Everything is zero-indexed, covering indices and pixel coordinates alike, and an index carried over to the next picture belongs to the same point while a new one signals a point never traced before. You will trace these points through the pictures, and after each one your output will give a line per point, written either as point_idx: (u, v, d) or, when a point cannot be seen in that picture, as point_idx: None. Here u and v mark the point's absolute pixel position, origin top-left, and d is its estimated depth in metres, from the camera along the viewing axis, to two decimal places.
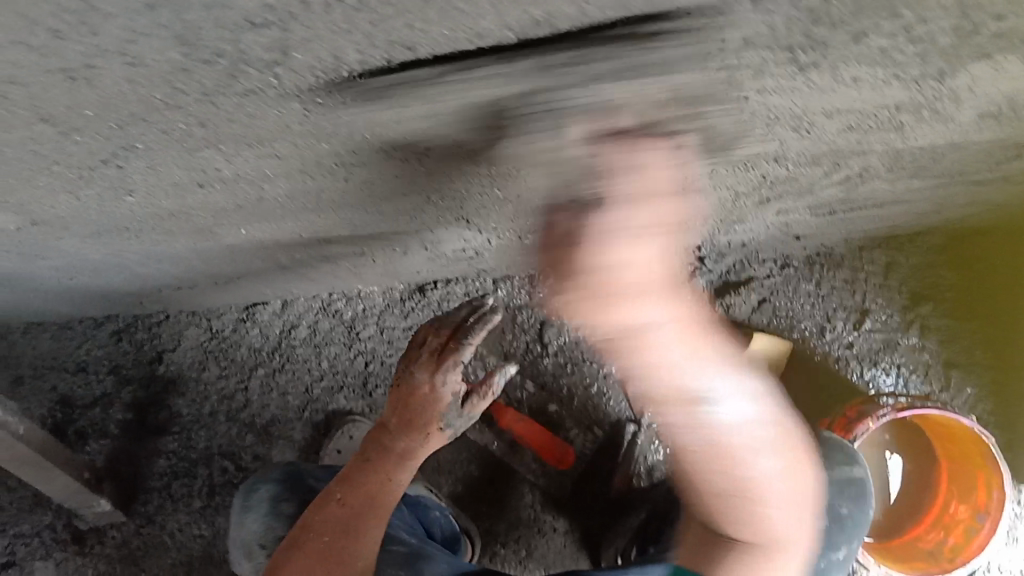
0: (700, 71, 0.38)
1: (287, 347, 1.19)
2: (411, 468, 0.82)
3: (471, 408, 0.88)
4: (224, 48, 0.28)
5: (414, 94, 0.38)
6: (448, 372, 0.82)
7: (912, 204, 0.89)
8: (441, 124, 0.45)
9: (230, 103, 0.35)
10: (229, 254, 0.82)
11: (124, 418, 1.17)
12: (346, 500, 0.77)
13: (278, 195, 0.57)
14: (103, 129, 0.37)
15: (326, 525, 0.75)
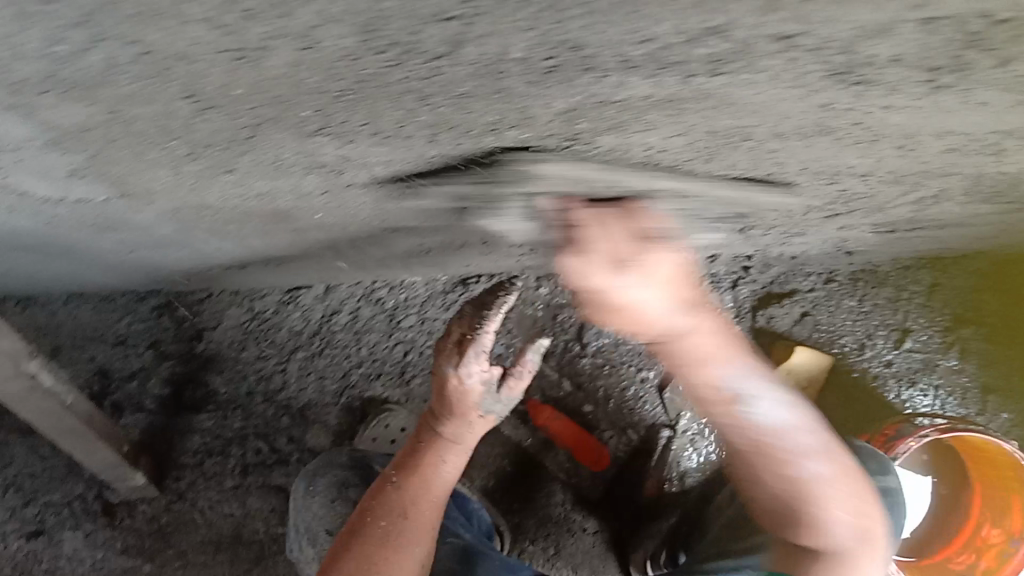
0: (835, 88, 0.38)
1: (327, 331, 1.19)
2: (461, 454, 0.83)
3: (506, 390, 0.86)
4: (403, 38, 0.28)
5: (551, 94, 0.38)
6: (474, 362, 0.79)
7: (974, 227, 0.89)
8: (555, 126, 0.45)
9: (372, 94, 0.35)
10: (292, 238, 0.83)
11: (161, 393, 1.17)
12: (401, 484, 0.77)
13: (367, 183, 0.57)
14: (241, 110, 0.37)
15: (386, 506, 0.75)
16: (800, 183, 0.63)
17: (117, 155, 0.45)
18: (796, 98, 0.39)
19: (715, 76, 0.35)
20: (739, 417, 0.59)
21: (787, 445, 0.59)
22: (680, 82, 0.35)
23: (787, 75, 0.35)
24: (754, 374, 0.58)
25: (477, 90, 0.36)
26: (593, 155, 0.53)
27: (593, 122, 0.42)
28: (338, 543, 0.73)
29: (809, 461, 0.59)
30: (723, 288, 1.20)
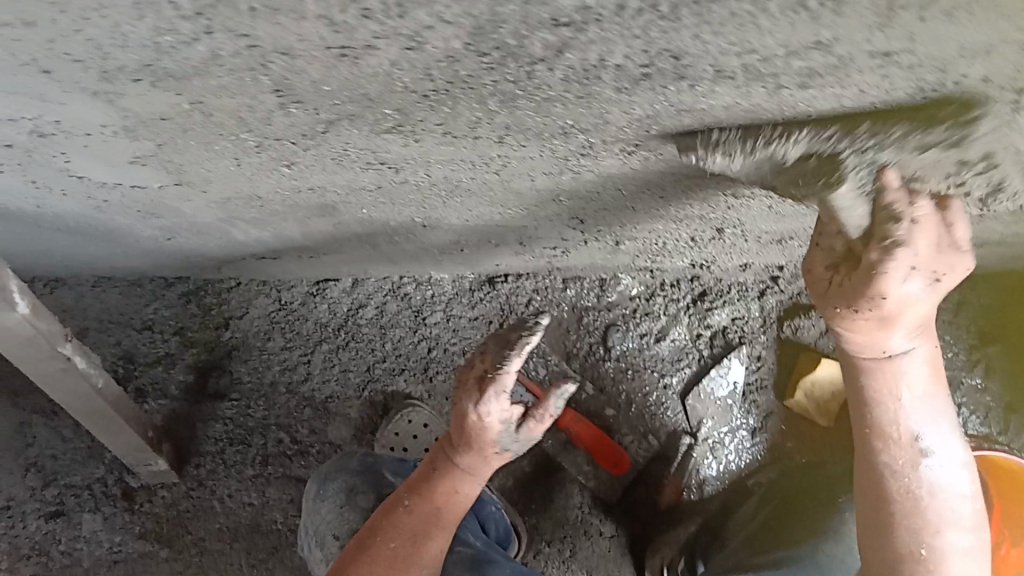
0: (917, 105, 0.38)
1: (353, 325, 1.19)
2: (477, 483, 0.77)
3: (531, 429, 0.75)
4: (513, 38, 0.29)
5: (633, 101, 0.38)
6: (493, 401, 0.70)
7: (1014, 246, 0.88)
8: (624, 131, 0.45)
9: (461, 93, 0.36)
10: (332, 230, 0.83)
11: (185, 379, 1.17)
12: (413, 510, 0.74)
13: (422, 180, 0.57)
14: (326, 103, 0.37)
15: (396, 531, 0.73)
16: None
17: (186, 143, 0.45)
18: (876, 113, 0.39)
19: (805, 89, 0.35)
20: (913, 463, 0.58)
21: (942, 510, 0.59)
22: (768, 94, 0.35)
23: (875, 92, 0.35)
24: (940, 426, 0.59)
25: (563, 94, 0.36)
26: (653, 159, 0.53)
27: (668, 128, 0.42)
28: (346, 558, 0.73)
29: (953, 533, 0.59)
30: (750, 297, 1.19)
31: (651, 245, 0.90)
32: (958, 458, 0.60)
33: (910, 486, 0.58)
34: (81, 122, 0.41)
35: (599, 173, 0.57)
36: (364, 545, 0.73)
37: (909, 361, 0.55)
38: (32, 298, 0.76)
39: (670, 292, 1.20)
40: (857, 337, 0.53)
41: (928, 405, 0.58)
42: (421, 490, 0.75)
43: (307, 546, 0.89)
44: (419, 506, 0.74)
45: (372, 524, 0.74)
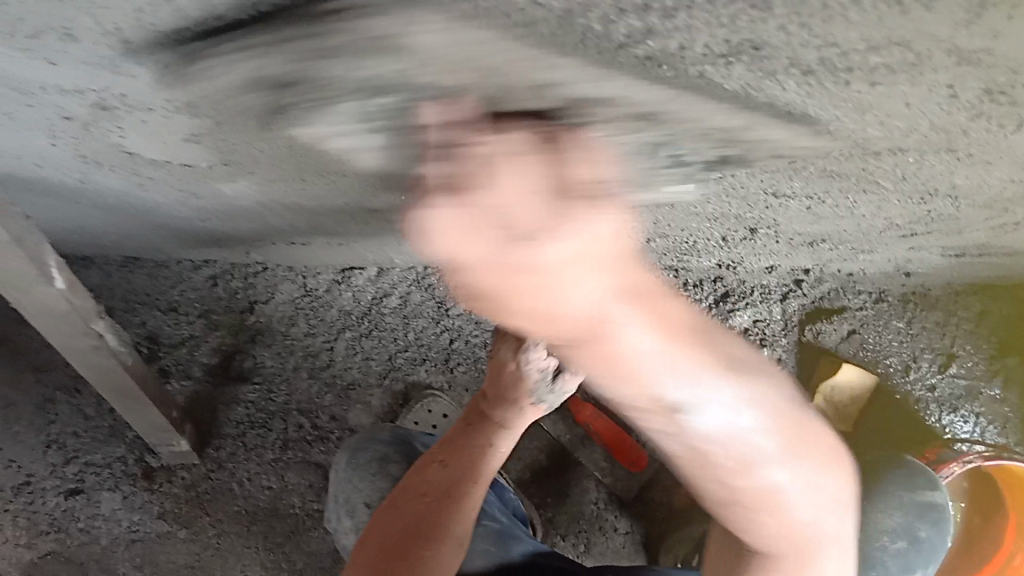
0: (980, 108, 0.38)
1: (377, 313, 1.20)
2: (513, 437, 0.77)
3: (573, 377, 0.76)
4: (602, 17, 0.29)
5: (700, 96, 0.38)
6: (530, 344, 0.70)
7: None
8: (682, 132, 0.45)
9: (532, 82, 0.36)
10: (366, 218, 0.83)
11: (208, 362, 1.18)
12: (448, 464, 0.75)
13: None
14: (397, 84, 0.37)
15: (427, 491, 0.73)
16: (889, 200, 0.63)
17: (245, 122, 0.46)
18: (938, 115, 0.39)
19: (870, 88, 0.35)
20: (733, 476, 0.44)
21: (790, 502, 0.46)
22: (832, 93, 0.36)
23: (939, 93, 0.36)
24: (761, 433, 0.42)
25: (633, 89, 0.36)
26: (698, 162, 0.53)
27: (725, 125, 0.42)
28: (378, 522, 0.73)
29: (806, 514, 0.48)
30: (772, 300, 1.18)
31: (682, 245, 0.90)
32: (797, 457, 0.44)
33: (736, 491, 0.46)
34: (147, 97, 0.41)
35: None
36: (395, 508, 0.73)
37: (690, 408, 0.40)
38: (68, 274, 0.76)
39: (694, 292, 1.17)
40: (605, 379, 0.41)
41: (755, 431, 0.42)
42: (453, 447, 0.76)
43: (334, 514, 0.89)
44: (452, 461, 0.75)
45: (404, 484, 0.75)
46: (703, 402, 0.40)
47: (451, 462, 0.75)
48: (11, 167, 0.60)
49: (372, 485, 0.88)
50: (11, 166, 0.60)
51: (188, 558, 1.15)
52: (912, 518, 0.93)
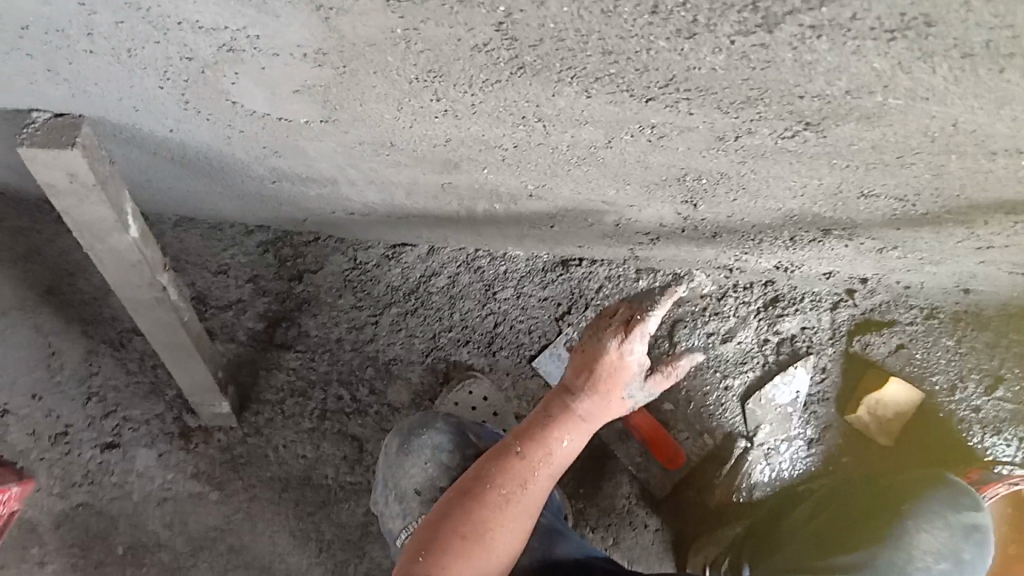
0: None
1: (424, 292, 1.19)
2: (585, 432, 0.87)
3: (650, 384, 0.91)
4: None
5: (830, 68, 0.38)
6: (637, 341, 0.87)
7: None
8: (791, 117, 0.46)
9: (675, 27, 0.36)
10: (437, 191, 0.84)
11: (254, 327, 1.19)
12: (528, 452, 0.83)
13: (565, 142, 0.58)
14: (537, 25, 0.38)
15: (509, 473, 0.81)
16: (980, 206, 0.63)
17: (368, 76, 0.47)
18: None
19: (1011, 63, 0.36)
20: None
21: None
22: (974, 67, 0.36)
23: None
24: None
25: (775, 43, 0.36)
26: (794, 154, 0.54)
27: (851, 111, 0.43)
28: (459, 500, 0.80)
29: None
30: (822, 308, 1.19)
31: (746, 242, 0.90)
32: None
33: None
34: (281, 38, 0.43)
35: (742, 159, 0.57)
36: (474, 490, 0.80)
37: None
38: (142, 224, 0.77)
39: (742, 295, 1.20)
40: None
41: None
42: (534, 436, 0.84)
43: (381, 498, 0.89)
44: (531, 449, 0.83)
45: (485, 466, 0.82)
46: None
47: (532, 448, 0.83)
48: (111, 108, 0.62)
49: (423, 471, 0.87)
50: (110, 107, 0.61)
51: (218, 520, 1.16)
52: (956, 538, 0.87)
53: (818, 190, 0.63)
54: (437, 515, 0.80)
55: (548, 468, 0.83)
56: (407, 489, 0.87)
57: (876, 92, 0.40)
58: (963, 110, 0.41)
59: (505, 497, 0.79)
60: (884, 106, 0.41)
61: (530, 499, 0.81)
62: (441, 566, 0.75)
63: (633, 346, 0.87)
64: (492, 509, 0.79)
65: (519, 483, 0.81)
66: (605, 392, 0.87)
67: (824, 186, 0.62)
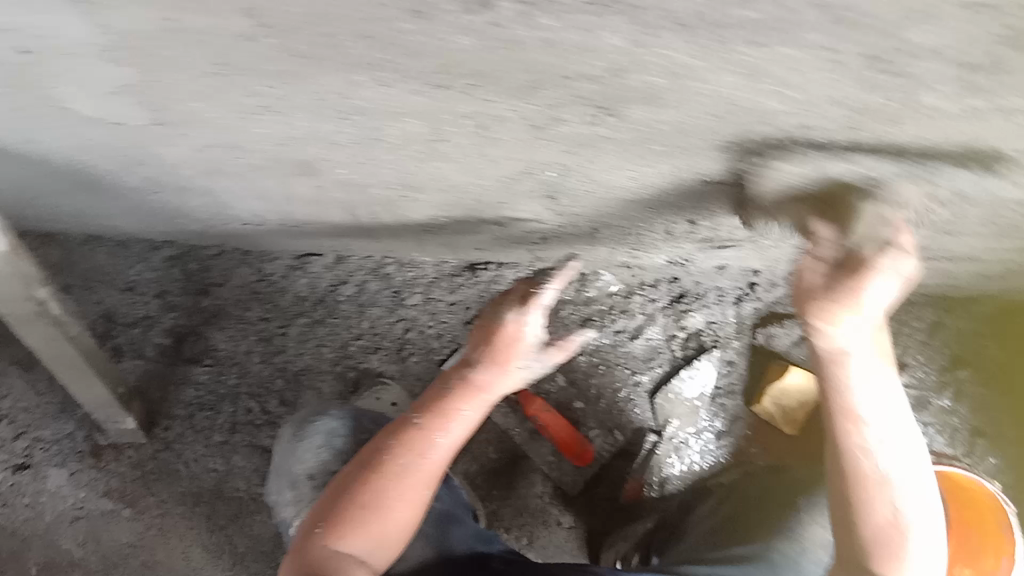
0: (886, 88, 0.40)
1: (332, 301, 1.19)
2: (487, 404, 0.89)
3: (549, 356, 0.94)
4: None
5: (583, 57, 0.39)
6: (533, 312, 0.90)
7: (983, 265, 0.89)
8: (580, 100, 0.47)
9: (421, 28, 0.37)
10: (312, 197, 0.84)
11: (161, 342, 1.18)
12: (425, 425, 0.85)
13: (396, 138, 0.58)
14: (295, 31, 0.38)
15: (406, 447, 0.83)
16: (817, 189, 0.64)
17: (171, 74, 0.47)
18: (845, 88, 0.40)
19: (754, 48, 0.37)
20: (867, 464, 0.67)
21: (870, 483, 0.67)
22: (726, 54, 0.37)
23: (828, 54, 0.37)
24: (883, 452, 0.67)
25: (521, 38, 0.37)
26: (611, 138, 0.54)
27: (636, 90, 0.44)
28: (355, 474, 0.83)
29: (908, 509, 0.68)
30: (726, 302, 1.20)
31: (627, 235, 0.92)
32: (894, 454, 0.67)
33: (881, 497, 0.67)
34: (66, 41, 0.43)
35: (569, 147, 0.58)
36: (372, 461, 0.83)
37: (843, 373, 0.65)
38: (11, 237, 0.77)
39: (648, 292, 1.21)
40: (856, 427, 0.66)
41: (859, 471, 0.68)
42: (432, 409, 0.86)
43: (276, 488, 0.90)
44: (429, 423, 0.85)
45: (382, 441, 0.85)
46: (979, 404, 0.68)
47: (429, 421, 0.85)
48: None
49: (314, 457, 0.88)
50: None
51: (132, 537, 1.16)
52: None
53: (661, 176, 0.65)
54: (336, 485, 0.84)
55: (449, 438, 0.85)
56: (296, 479, 0.88)
57: (639, 74, 0.41)
58: (730, 88, 0.42)
59: (403, 468, 0.83)
60: (655, 86, 0.42)
61: (429, 468, 0.84)
62: (339, 536, 0.79)
63: (528, 316, 0.90)
64: (388, 479, 0.82)
65: (416, 454, 0.84)
66: (502, 361, 0.89)
67: (664, 171, 0.63)
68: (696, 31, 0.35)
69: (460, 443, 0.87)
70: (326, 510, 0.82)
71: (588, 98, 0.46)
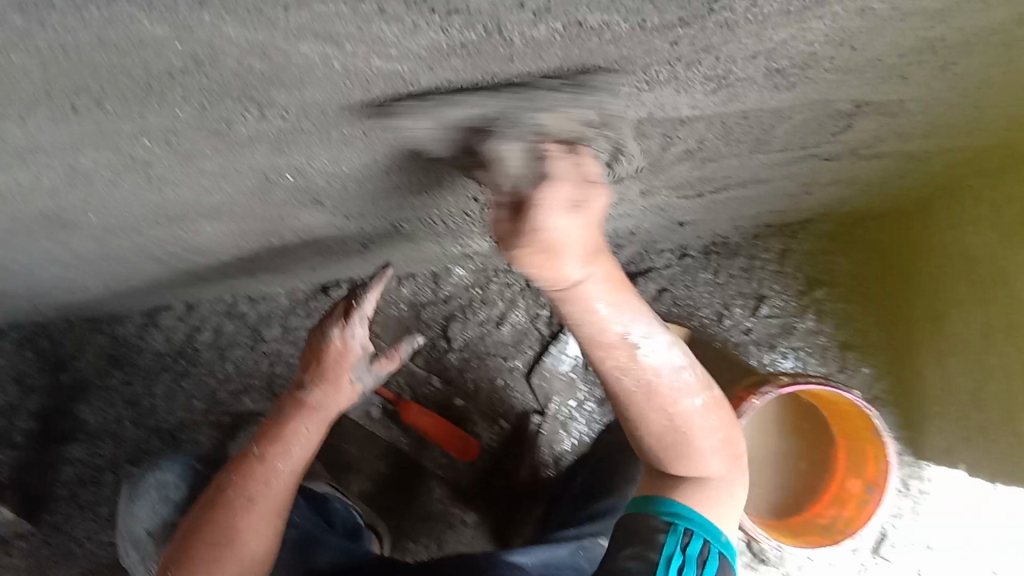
0: (459, 24, 0.41)
1: (191, 351, 1.18)
2: (325, 421, 0.87)
3: (379, 367, 0.93)
4: None
5: (146, 53, 0.40)
6: (357, 325, 0.87)
7: (779, 183, 0.91)
8: (213, 101, 0.47)
9: None
10: (102, 251, 0.84)
11: (29, 427, 1.18)
12: (265, 455, 0.82)
13: (102, 171, 0.59)
14: None
15: (247, 479, 0.79)
16: None
17: None
18: (424, 35, 0.41)
19: (288, 12, 0.37)
20: (633, 365, 0.62)
21: (669, 383, 0.65)
22: (274, 26, 0.38)
23: (365, 5, 0.37)
24: (642, 320, 0.62)
25: (65, 44, 0.38)
26: (293, 133, 0.55)
27: (248, 76, 0.44)
28: (197, 517, 0.78)
29: (685, 397, 0.66)
30: None
31: (435, 227, 0.92)
32: (662, 343, 0.64)
33: (639, 380, 0.63)
34: None
35: (276, 148, 0.58)
36: (216, 501, 0.78)
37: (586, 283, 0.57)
38: None
39: (505, 277, 1.19)
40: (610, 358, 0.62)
41: (662, 373, 0.64)
42: (269, 437, 0.83)
43: (125, 550, 0.92)
44: (270, 450, 0.82)
45: (221, 480, 0.80)
46: (636, 330, 0.61)
47: (269, 450, 0.82)
48: None
49: (150, 510, 0.91)
50: None
51: None
52: None
53: (397, 164, 0.66)
54: (184, 534, 0.78)
55: (292, 462, 0.83)
56: (147, 519, 0.91)
57: (219, 63, 0.42)
58: (326, 61, 0.43)
59: (250, 499, 0.78)
60: (257, 71, 0.43)
61: (274, 497, 0.80)
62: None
63: (351, 330, 0.86)
64: (236, 510, 0.78)
65: (260, 483, 0.80)
66: (333, 379, 0.87)
67: (392, 158, 0.64)
68: (217, 13, 0.36)
69: (304, 466, 0.84)
70: (177, 559, 0.75)
71: (216, 97, 0.47)
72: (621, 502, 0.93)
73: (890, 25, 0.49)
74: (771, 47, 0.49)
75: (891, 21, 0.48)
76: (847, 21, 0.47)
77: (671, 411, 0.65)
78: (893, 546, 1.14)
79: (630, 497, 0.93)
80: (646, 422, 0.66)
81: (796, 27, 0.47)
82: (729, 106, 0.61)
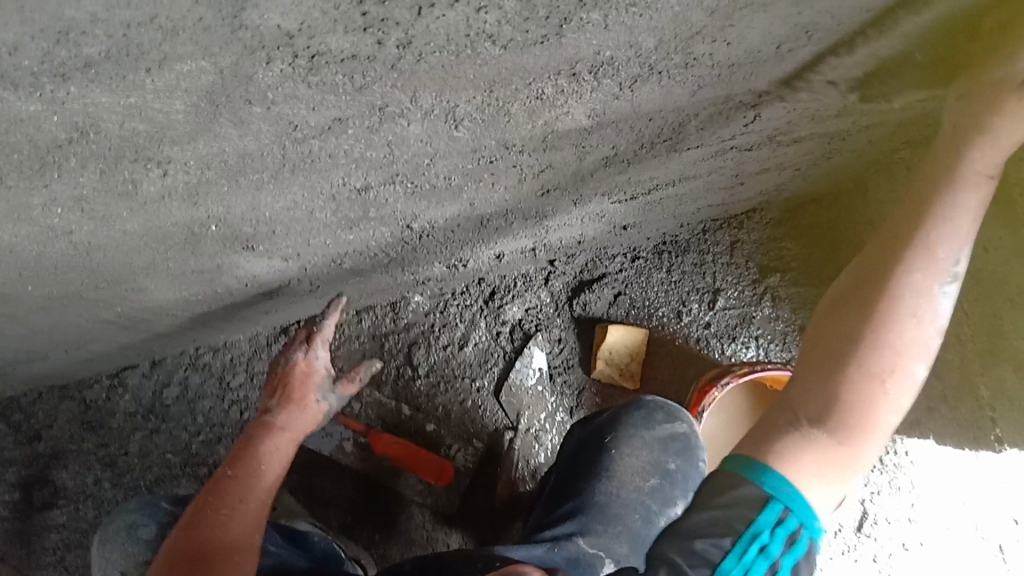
0: (328, 65, 0.42)
1: (161, 406, 1.20)
2: (293, 441, 0.85)
3: (343, 388, 0.93)
4: None
5: (26, 125, 0.41)
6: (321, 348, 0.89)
7: (712, 175, 0.92)
8: (109, 165, 0.49)
9: None
10: (51, 321, 0.86)
11: (12, 498, 1.18)
12: (238, 474, 0.79)
13: (23, 243, 0.60)
14: None
15: (224, 497, 0.77)
16: (462, 163, 0.66)
17: None
18: (296, 79, 0.43)
19: (148, 75, 0.38)
20: (930, 299, 0.61)
21: (917, 338, 0.61)
22: (143, 88, 0.40)
23: (224, 59, 0.39)
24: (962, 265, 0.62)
25: None
26: (197, 183, 0.56)
27: (135, 138, 0.46)
28: (179, 538, 0.74)
29: (913, 363, 0.62)
30: (536, 285, 1.22)
31: (376, 257, 0.93)
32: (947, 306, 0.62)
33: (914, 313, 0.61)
34: None
35: (190, 200, 0.59)
36: (197, 518, 0.75)
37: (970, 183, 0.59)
38: None
39: (462, 300, 1.22)
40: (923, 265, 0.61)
41: (933, 306, 0.61)
42: (240, 459, 0.81)
43: None
44: (242, 469, 0.80)
45: (195, 505, 0.77)
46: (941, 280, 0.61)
47: (241, 469, 0.80)
48: None
49: (124, 554, 0.92)
50: None
51: None
52: (660, 453, 0.96)
53: (315, 203, 0.67)
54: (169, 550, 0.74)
55: (264, 478, 0.80)
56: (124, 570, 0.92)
57: (97, 128, 0.43)
58: (203, 115, 0.44)
59: (229, 514, 0.75)
60: (139, 130, 0.44)
61: (253, 511, 0.77)
62: None
63: (316, 352, 0.88)
64: (217, 524, 0.74)
65: (236, 499, 0.77)
66: (300, 399, 0.87)
67: (312, 197, 0.66)
68: (83, 84, 0.38)
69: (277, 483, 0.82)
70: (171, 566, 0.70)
71: (109, 160, 0.48)
72: (590, 500, 0.93)
73: (755, 16, 0.48)
74: (642, 52, 0.51)
75: (755, 23, 0.49)
76: (711, 21, 0.48)
77: (905, 360, 0.61)
78: (874, 523, 1.10)
79: (596, 494, 0.93)
80: (887, 347, 0.61)
81: (659, 31, 0.48)
82: (631, 113, 0.63)
